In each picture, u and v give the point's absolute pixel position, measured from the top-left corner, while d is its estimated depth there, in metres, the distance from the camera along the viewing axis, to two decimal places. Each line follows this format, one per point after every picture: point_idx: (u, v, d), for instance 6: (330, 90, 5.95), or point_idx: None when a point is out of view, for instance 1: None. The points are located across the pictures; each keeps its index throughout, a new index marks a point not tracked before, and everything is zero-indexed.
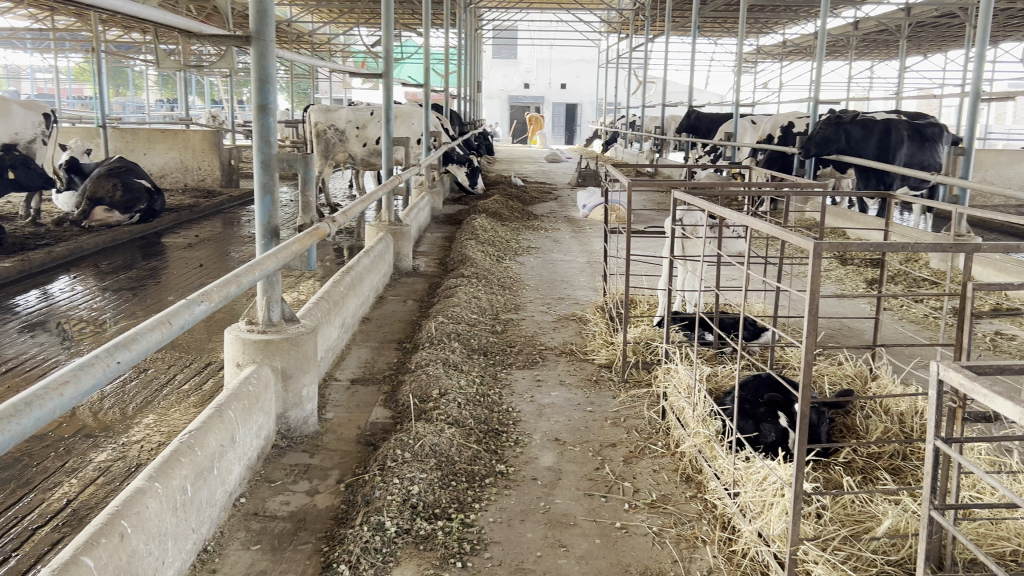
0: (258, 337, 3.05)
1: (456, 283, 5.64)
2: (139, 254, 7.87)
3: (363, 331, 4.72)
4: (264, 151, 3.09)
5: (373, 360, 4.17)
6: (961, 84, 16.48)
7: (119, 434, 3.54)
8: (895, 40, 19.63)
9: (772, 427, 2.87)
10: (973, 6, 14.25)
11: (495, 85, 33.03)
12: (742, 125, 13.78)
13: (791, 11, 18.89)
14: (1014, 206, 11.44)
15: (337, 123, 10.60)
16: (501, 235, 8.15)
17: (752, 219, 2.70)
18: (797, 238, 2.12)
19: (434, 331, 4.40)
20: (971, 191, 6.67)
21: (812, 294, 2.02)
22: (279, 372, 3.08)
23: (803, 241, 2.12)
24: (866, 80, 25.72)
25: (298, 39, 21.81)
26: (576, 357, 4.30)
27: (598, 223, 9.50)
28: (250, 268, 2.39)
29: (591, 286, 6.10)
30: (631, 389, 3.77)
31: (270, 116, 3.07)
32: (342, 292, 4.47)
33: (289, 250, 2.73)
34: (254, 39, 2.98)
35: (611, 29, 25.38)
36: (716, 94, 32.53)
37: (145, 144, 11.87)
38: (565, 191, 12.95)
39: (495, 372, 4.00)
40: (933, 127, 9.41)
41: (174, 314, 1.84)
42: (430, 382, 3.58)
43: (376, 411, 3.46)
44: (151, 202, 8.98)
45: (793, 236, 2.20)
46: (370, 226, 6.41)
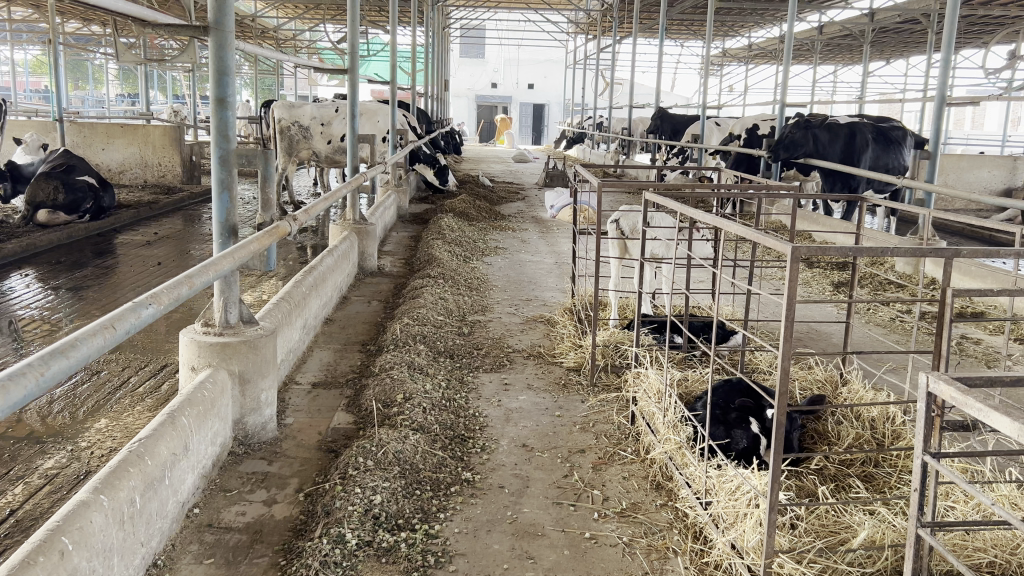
0: (213, 340, 2.93)
1: (421, 284, 5.54)
2: (94, 252, 7.63)
3: (326, 333, 4.61)
4: (222, 147, 2.97)
5: (336, 363, 4.06)
6: (923, 89, 16.71)
7: (68, 440, 3.40)
8: (859, 45, 19.86)
9: (743, 433, 2.81)
10: (935, 12, 14.45)
11: (462, 84, 32.91)
12: (709, 126, 13.82)
13: (756, 15, 19.04)
14: (973, 210, 11.60)
15: (302, 119, 10.45)
16: (468, 236, 8.06)
17: (723, 221, 2.63)
18: (773, 243, 2.05)
19: (399, 332, 4.29)
20: (935, 195, 6.70)
21: (789, 302, 1.96)
22: (236, 377, 2.96)
23: (779, 245, 2.05)
24: (829, 84, 26.05)
25: (263, 34, 21.53)
26: (544, 360, 4.23)
27: (565, 224, 9.46)
28: (206, 268, 2.28)
29: (558, 288, 6.03)
30: (601, 393, 3.70)
31: (229, 110, 2.94)
32: (304, 293, 4.34)
33: (247, 250, 2.61)
34: (212, 30, 2.86)
35: (579, 30, 25.39)
36: (682, 96, 32.75)
37: (103, 138, 11.58)
38: (533, 191, 12.88)
39: (461, 376, 3.91)
40: (896, 132, 9.60)
41: (119, 318, 1.71)
42: (395, 386, 3.48)
43: (338, 416, 3.35)
44: (98, 200, 8.73)
45: (768, 240, 2.13)
46: (334, 225, 6.27)
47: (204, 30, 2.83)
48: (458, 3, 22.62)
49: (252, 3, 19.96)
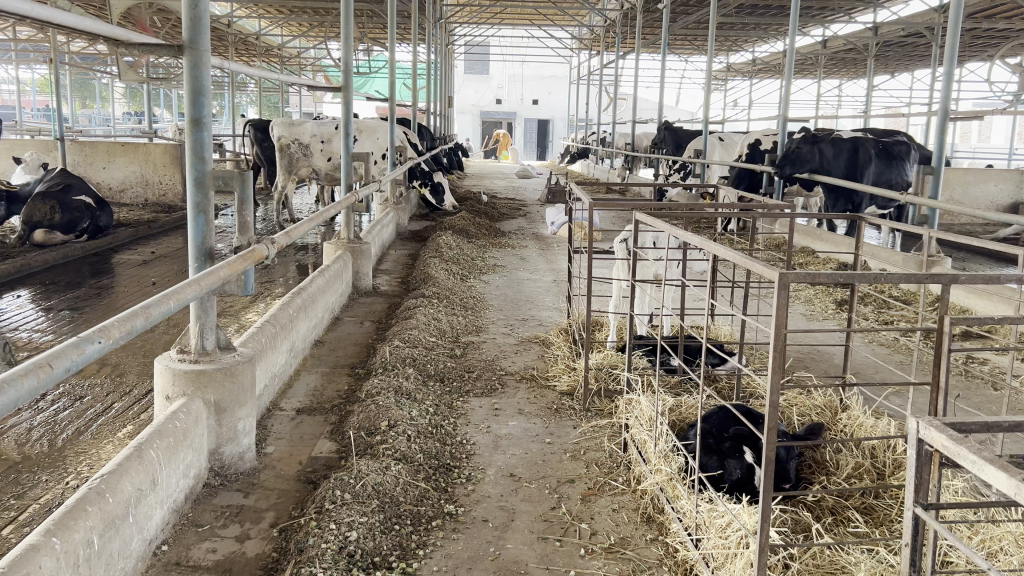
0: (188, 368, 2.83)
1: (415, 304, 5.44)
2: (91, 272, 7.56)
3: (315, 356, 4.51)
4: (197, 168, 2.89)
5: (323, 388, 3.96)
6: (928, 103, 16.63)
7: (43, 469, 3.29)
8: (863, 59, 19.82)
9: (737, 464, 2.69)
10: (939, 26, 14.39)
11: (466, 100, 32.99)
12: (711, 142, 13.73)
13: (760, 29, 19.03)
14: (980, 225, 11.48)
15: (302, 137, 10.40)
16: (466, 253, 7.97)
17: (714, 244, 2.53)
18: (761, 268, 1.95)
19: (388, 356, 4.19)
20: (939, 212, 6.57)
21: (777, 331, 1.85)
22: (212, 405, 2.87)
23: (768, 271, 1.94)
24: (834, 98, 26.00)
25: (267, 51, 21.57)
26: (537, 383, 4.11)
27: (566, 241, 9.37)
28: (170, 297, 2.20)
29: (555, 307, 5.93)
30: (593, 419, 3.58)
31: (204, 131, 2.87)
32: (291, 315, 4.24)
33: (217, 276, 2.53)
34: (187, 49, 2.79)
35: (583, 46, 25.41)
36: (687, 111, 32.73)
37: (105, 157, 11.55)
38: (535, 207, 12.80)
39: (450, 401, 3.80)
40: (900, 146, 9.50)
41: (61, 354, 1.60)
42: (379, 413, 3.37)
43: (321, 445, 3.25)
44: (94, 220, 8.70)
45: (756, 265, 2.02)
46: (328, 245, 6.19)
47: (178, 49, 2.76)
48: (461, 20, 22.66)
49: (257, 21, 20.02)
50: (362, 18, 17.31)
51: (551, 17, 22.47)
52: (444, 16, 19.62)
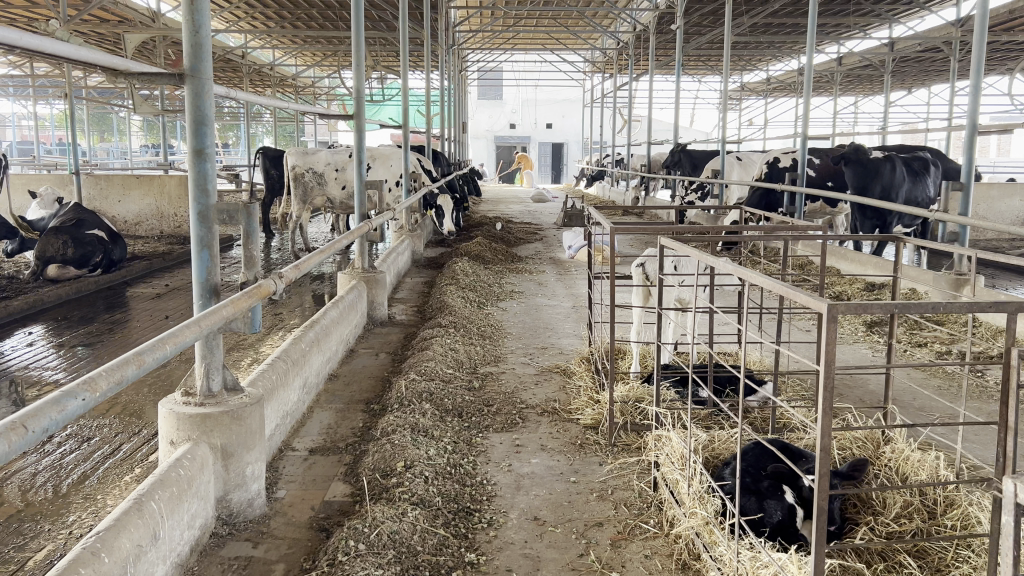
0: (193, 412, 2.70)
1: (431, 334, 5.29)
2: (105, 306, 7.48)
3: (329, 391, 4.35)
4: (201, 201, 2.76)
5: (336, 426, 3.81)
6: (948, 118, 16.42)
7: (47, 516, 3.14)
8: (879, 75, 19.67)
9: (778, 505, 2.51)
10: (957, 40, 14.24)
11: (480, 125, 33.08)
12: (728, 161, 13.55)
13: (774, 48, 18.97)
14: (1007, 240, 11.24)
15: (316, 165, 10.33)
16: (483, 280, 7.82)
17: (744, 269, 2.35)
18: (805, 299, 1.77)
19: (403, 391, 4.03)
20: (969, 230, 6.32)
21: (827, 367, 1.66)
22: (218, 450, 2.72)
23: (811, 301, 1.76)
24: (850, 116, 25.85)
25: (281, 81, 21.68)
26: (559, 417, 3.94)
27: (585, 265, 9.21)
28: (162, 343, 2.06)
29: (576, 334, 5.76)
30: (620, 455, 3.40)
31: (207, 162, 2.74)
32: (303, 350, 4.10)
33: (219, 315, 2.39)
34: (188, 77, 2.68)
35: (596, 69, 25.40)
36: (702, 131, 32.65)
37: (120, 191, 11.55)
38: (551, 232, 12.67)
39: (469, 437, 3.64)
40: (922, 161, 9.28)
41: (38, 413, 1.45)
42: (395, 452, 3.22)
43: (335, 488, 3.10)
44: (107, 254, 8.63)
45: (797, 294, 1.84)
46: (343, 275, 6.07)
47: (179, 78, 2.66)
48: (473, 45, 22.71)
49: (271, 52, 20.12)
50: (375, 45, 17.36)
51: (563, 41, 22.46)
52: (457, 41, 19.67)
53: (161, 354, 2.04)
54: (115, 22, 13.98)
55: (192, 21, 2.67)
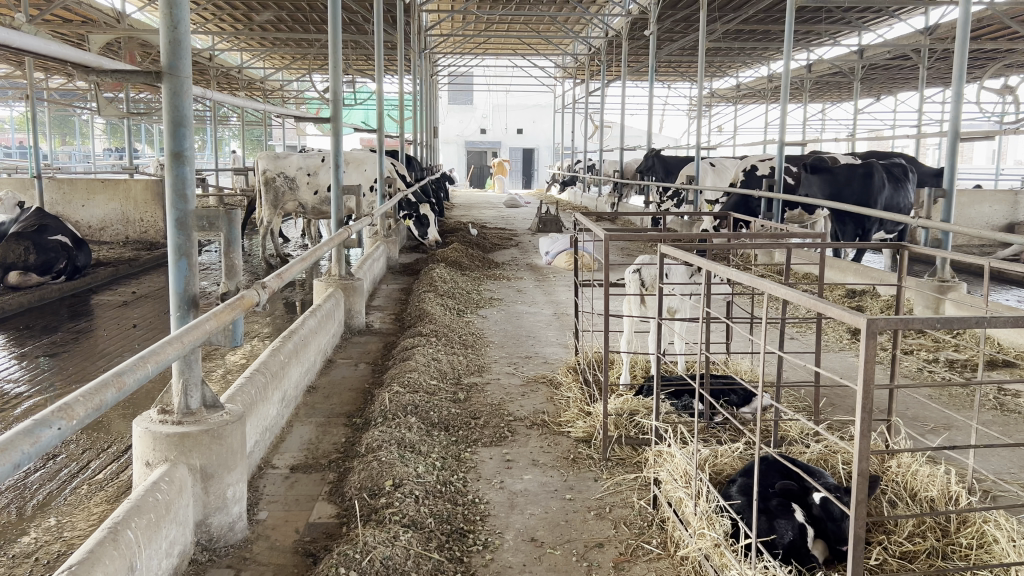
0: (170, 431, 2.53)
1: (412, 344, 5.13)
2: (69, 315, 7.23)
3: (308, 405, 4.19)
4: (179, 208, 2.59)
5: (318, 441, 3.65)
6: (917, 125, 16.62)
7: (11, 542, 2.94)
8: (848, 82, 19.87)
9: (788, 525, 2.40)
10: (926, 48, 14.42)
11: (451, 130, 32.93)
12: (702, 167, 13.55)
13: (745, 54, 19.10)
14: (977, 246, 11.35)
15: (287, 170, 10.10)
16: (461, 286, 7.69)
17: (756, 278, 2.24)
18: (838, 313, 1.67)
19: (386, 404, 3.88)
20: (952, 235, 6.29)
21: (865, 387, 1.56)
22: (198, 472, 2.56)
23: (845, 315, 1.66)
24: (818, 123, 26.15)
25: (249, 84, 21.36)
26: (549, 430, 3.82)
27: (563, 271, 9.11)
28: (140, 363, 1.89)
29: (559, 343, 5.65)
30: (615, 470, 3.29)
31: (186, 166, 2.58)
32: (282, 362, 3.94)
33: (200, 330, 2.23)
34: (165, 75, 2.52)
35: (568, 74, 25.38)
36: (671, 137, 32.81)
37: (84, 195, 11.22)
38: (526, 237, 12.57)
39: (458, 452, 3.50)
40: (901, 168, 9.31)
41: (6, 446, 1.30)
42: (382, 470, 3.07)
43: (320, 509, 2.95)
44: (72, 260, 8.35)
45: (828, 307, 1.73)
46: (319, 282, 5.90)
47: (156, 76, 2.49)
48: (445, 50, 22.58)
49: (239, 54, 19.83)
50: (347, 48, 17.17)
51: (535, 46, 22.41)
52: (429, 46, 19.54)
53: (139, 375, 1.88)
54: (78, 22, 13.66)
55: (171, 15, 2.50)
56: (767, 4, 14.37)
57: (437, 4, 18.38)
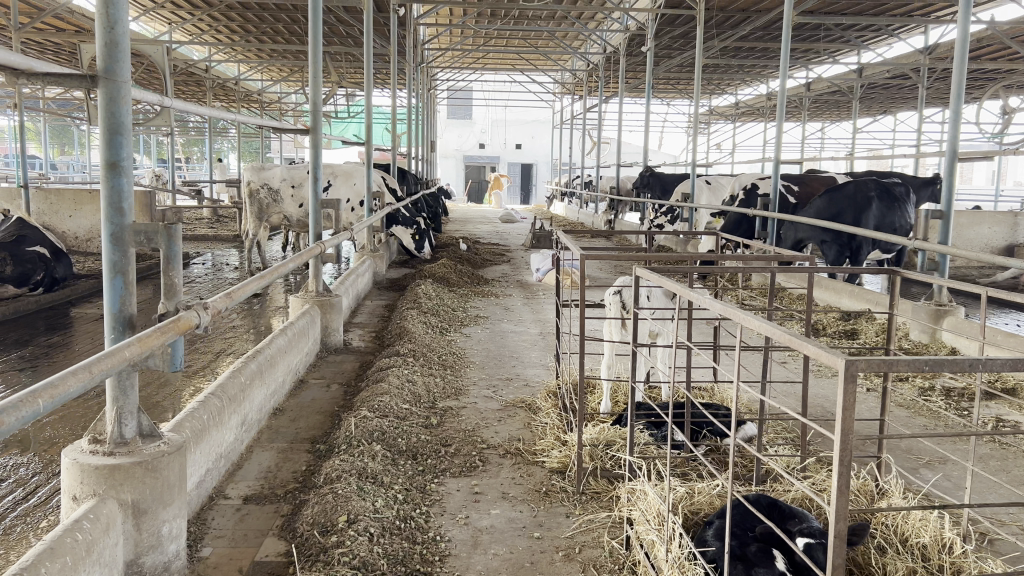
0: (100, 462, 2.34)
1: (388, 364, 4.94)
2: (45, 328, 7.02)
3: (273, 429, 3.99)
4: (115, 222, 2.40)
5: (277, 469, 3.46)
6: (916, 145, 16.52)
7: None
8: (848, 101, 19.83)
9: (768, 573, 2.20)
10: (925, 67, 14.31)
11: (449, 145, 32.87)
12: (699, 185, 13.38)
13: (744, 72, 19.04)
14: (976, 268, 11.18)
15: (271, 181, 9.97)
16: (446, 303, 7.52)
17: (731, 308, 2.05)
18: (816, 350, 1.47)
19: (352, 429, 3.69)
20: (951, 256, 6.06)
21: (842, 435, 1.37)
22: (129, 507, 2.36)
23: (823, 353, 1.47)
24: (817, 140, 26.10)
25: (245, 95, 21.26)
26: (524, 459, 3.62)
27: (552, 288, 8.94)
28: (65, 380, 1.71)
29: (542, 364, 5.46)
30: (588, 505, 3.10)
31: (123, 177, 2.39)
32: (243, 385, 3.73)
33: (130, 354, 2.04)
34: (102, 79, 2.33)
35: (566, 90, 25.34)
36: (670, 154, 32.75)
37: (71, 206, 11.03)
38: (518, 253, 12.41)
39: (423, 484, 3.30)
40: (900, 187, 9.06)
41: None
42: (337, 504, 2.87)
43: (268, 546, 2.75)
44: (50, 271, 8.16)
45: (806, 343, 1.55)
46: (295, 298, 5.72)
47: (91, 80, 2.31)
48: (442, 63, 22.53)
49: (235, 65, 19.76)
50: (342, 61, 17.06)
51: (533, 62, 22.35)
52: (426, 60, 19.47)
53: (61, 395, 1.69)
54: (70, 31, 13.55)
55: (107, 14, 2.32)
56: (764, 20, 14.27)
57: (435, 18, 18.31)
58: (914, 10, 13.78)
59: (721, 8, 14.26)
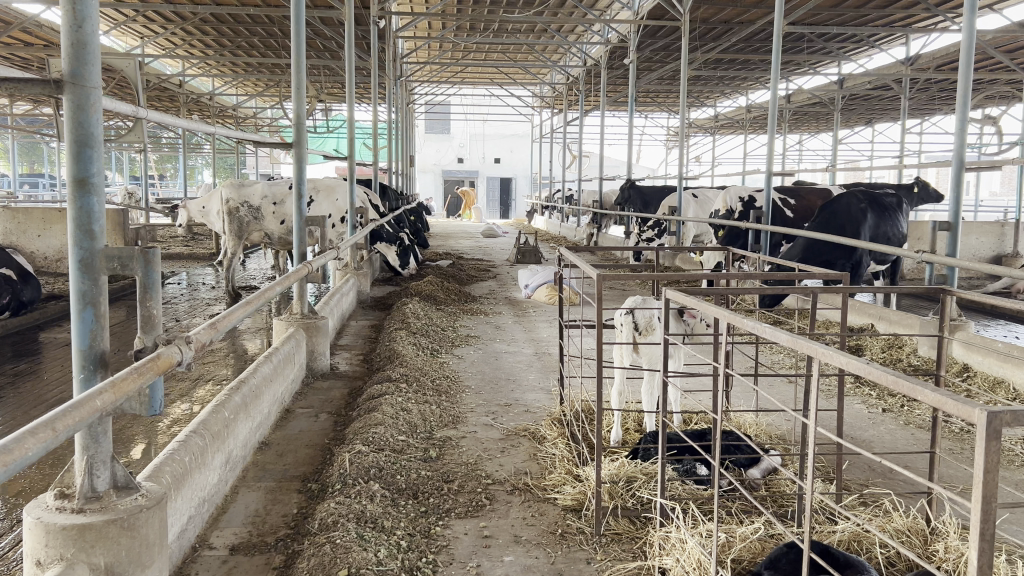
0: (67, 522, 2.04)
1: (380, 390, 4.65)
2: (12, 354, 6.66)
3: (259, 465, 3.69)
4: (84, 247, 2.11)
5: (266, 513, 3.17)
6: (900, 156, 16.50)
7: None
8: (828, 112, 19.85)
9: None
10: (908, 77, 14.28)
11: (428, 159, 32.69)
12: (685, 198, 13.21)
13: (726, 83, 19.00)
14: (968, 279, 11.04)
15: (251, 199, 9.66)
16: (436, 322, 7.23)
17: (798, 337, 1.81)
18: (943, 400, 1.24)
19: (347, 467, 3.40)
20: (960, 270, 5.87)
21: (984, 502, 1.13)
22: (101, 573, 2.06)
23: (949, 402, 1.24)
24: (797, 152, 26.17)
25: (221, 110, 20.90)
26: (534, 496, 3.35)
27: (543, 305, 8.69)
28: (21, 442, 1.41)
29: (542, 388, 5.20)
30: (610, 550, 2.84)
31: (93, 196, 2.10)
32: (227, 419, 3.43)
33: (104, 399, 1.74)
34: (67, 84, 2.04)
35: (546, 104, 25.22)
36: (650, 167, 32.67)
37: (39, 225, 10.62)
38: (504, 268, 12.17)
39: (427, 527, 3.02)
40: (890, 198, 8.90)
41: None
42: (336, 556, 2.58)
43: None
44: (17, 294, 7.73)
45: (918, 388, 1.32)
46: (279, 321, 5.42)
47: (55, 85, 2.01)
48: (420, 77, 22.32)
49: (210, 81, 19.42)
50: (319, 74, 16.79)
51: (512, 75, 22.14)
52: (405, 74, 19.25)
53: (15, 461, 1.39)
54: (39, 46, 13.22)
55: (73, 11, 2.03)
56: (747, 32, 14.13)
57: (413, 31, 18.09)
58: (897, 21, 13.73)
59: (704, 19, 14.12)
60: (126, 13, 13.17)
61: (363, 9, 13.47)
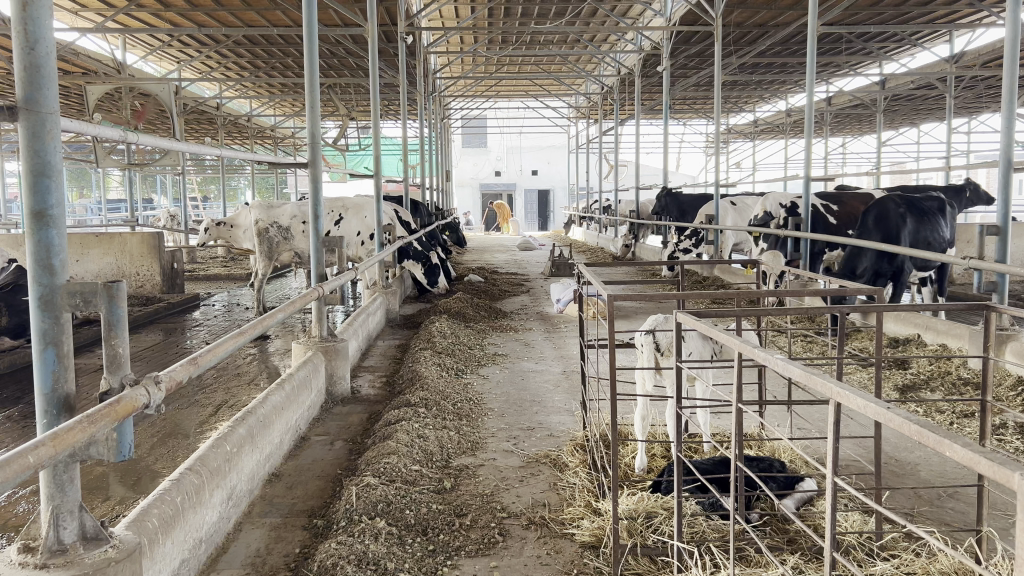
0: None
1: (397, 416, 4.49)
2: None
3: (267, 499, 3.55)
4: (44, 283, 1.98)
5: (268, 552, 3.02)
6: (947, 157, 16.00)
7: None
8: (871, 114, 19.39)
9: None
10: (954, 76, 13.83)
11: (465, 174, 32.72)
12: (723, 206, 12.90)
13: (764, 87, 18.67)
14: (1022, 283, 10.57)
15: (281, 219, 9.61)
16: (462, 341, 7.07)
17: (812, 374, 1.62)
18: (985, 466, 1.07)
19: (353, 502, 3.24)
20: (1010, 277, 5.50)
21: None
22: None
23: (992, 470, 1.06)
24: (841, 156, 25.62)
25: (258, 131, 21.11)
26: (550, 531, 3.15)
27: (574, 320, 8.49)
28: None
29: (567, 409, 5.00)
30: None
31: (53, 229, 1.98)
32: (230, 452, 3.30)
33: (55, 452, 1.60)
34: (21, 110, 1.91)
35: (582, 115, 25.07)
36: (689, 175, 32.26)
37: (76, 249, 10.32)
38: (538, 282, 12.01)
39: (434, 568, 2.84)
40: (931, 203, 8.53)
41: None
42: None
43: None
44: None
45: (956, 447, 1.15)
46: (298, 345, 5.30)
47: (7, 112, 1.89)
48: (454, 92, 22.33)
49: (246, 102, 19.62)
50: (351, 92, 16.86)
51: (546, 87, 22.02)
52: (438, 89, 19.26)
53: None
54: (77, 73, 13.44)
55: (25, 32, 1.91)
56: (783, 35, 13.82)
57: (446, 46, 18.06)
58: (939, 17, 13.30)
59: (739, 24, 13.85)
60: (160, 38, 13.33)
61: (392, 25, 13.44)
